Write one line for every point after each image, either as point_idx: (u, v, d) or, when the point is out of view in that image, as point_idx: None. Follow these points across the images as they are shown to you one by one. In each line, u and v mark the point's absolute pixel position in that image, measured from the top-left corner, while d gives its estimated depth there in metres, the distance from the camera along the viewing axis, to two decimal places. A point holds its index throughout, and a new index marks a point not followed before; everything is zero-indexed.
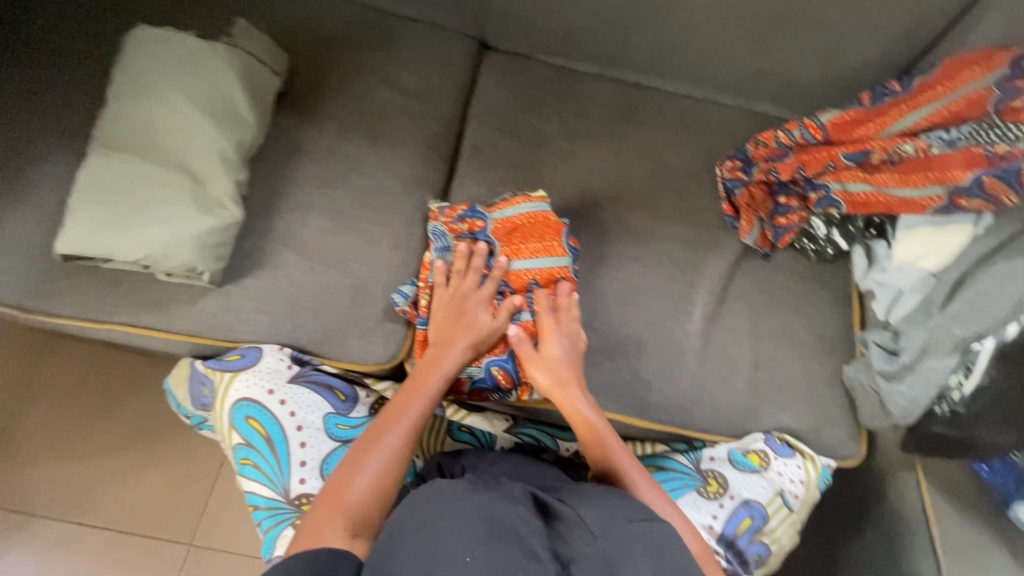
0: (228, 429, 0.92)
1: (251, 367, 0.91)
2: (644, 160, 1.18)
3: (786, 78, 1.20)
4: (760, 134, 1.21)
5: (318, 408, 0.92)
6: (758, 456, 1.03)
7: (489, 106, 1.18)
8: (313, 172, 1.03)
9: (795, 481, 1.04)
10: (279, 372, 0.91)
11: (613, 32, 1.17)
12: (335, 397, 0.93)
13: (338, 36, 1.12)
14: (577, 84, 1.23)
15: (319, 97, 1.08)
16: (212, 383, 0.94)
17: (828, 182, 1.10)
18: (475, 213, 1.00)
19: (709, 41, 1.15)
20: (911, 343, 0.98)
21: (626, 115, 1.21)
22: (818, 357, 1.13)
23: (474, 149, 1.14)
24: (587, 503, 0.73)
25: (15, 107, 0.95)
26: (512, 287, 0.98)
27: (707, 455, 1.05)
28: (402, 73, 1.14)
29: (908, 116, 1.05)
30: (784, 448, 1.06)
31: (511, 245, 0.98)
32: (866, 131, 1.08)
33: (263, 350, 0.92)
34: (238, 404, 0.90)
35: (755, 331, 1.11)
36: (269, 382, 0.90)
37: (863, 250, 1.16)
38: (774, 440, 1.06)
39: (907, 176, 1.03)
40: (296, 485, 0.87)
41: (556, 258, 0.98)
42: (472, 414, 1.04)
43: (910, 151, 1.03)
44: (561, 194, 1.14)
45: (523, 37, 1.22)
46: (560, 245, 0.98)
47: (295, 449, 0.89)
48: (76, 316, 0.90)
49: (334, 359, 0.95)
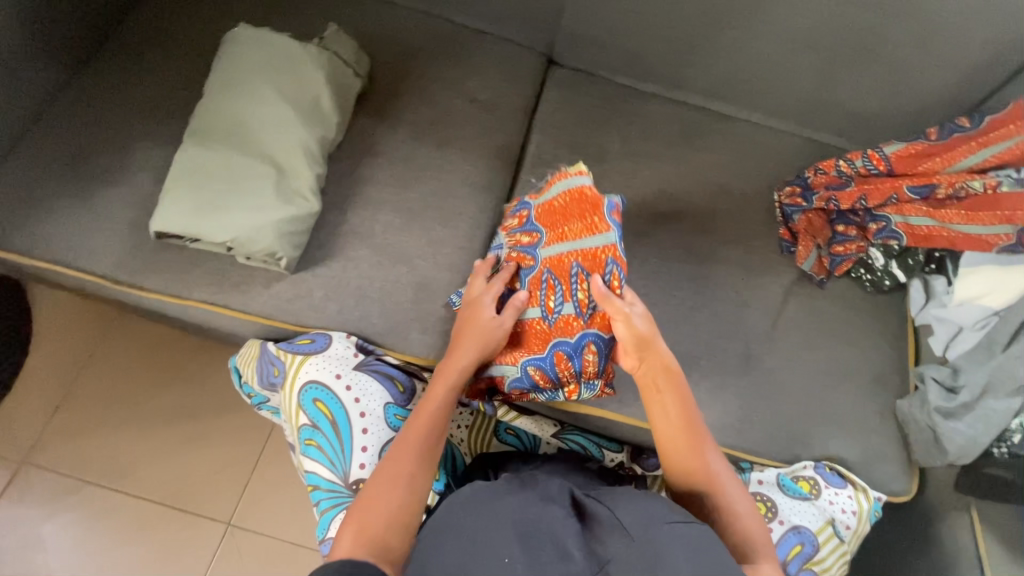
0: (295, 410, 0.95)
1: (321, 352, 0.95)
2: (702, 181, 1.20)
3: (849, 109, 1.21)
4: (820, 162, 1.21)
5: (379, 397, 0.94)
6: (808, 483, 1.02)
7: (554, 119, 1.21)
8: (386, 173, 1.08)
9: (846, 511, 1.02)
10: (347, 359, 0.95)
11: (680, 55, 1.20)
12: (395, 388, 0.95)
13: (417, 46, 1.18)
14: (640, 102, 1.26)
15: (396, 102, 1.13)
16: (282, 364, 0.96)
17: (889, 215, 1.10)
18: (525, 207, 1.00)
19: (774, 70, 1.18)
20: (973, 381, 1.00)
21: (686, 136, 1.24)
22: (871, 389, 1.11)
23: (537, 160, 1.17)
24: (622, 501, 0.69)
25: (126, 95, 1.03)
26: (555, 273, 0.91)
27: (756, 478, 1.03)
28: (474, 84, 1.19)
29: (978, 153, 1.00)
30: (835, 477, 1.04)
31: (554, 231, 0.92)
32: (932, 166, 1.04)
33: (332, 336, 0.96)
34: (306, 387, 0.94)
35: (807, 357, 1.11)
36: (337, 368, 0.94)
37: (920, 284, 1.16)
38: (825, 469, 1.05)
39: (973, 214, 1.01)
40: (355, 470, 0.91)
41: (599, 236, 0.88)
42: (521, 416, 1.05)
43: (979, 188, 0.99)
44: (619, 209, 1.16)
45: (590, 55, 1.25)
46: (603, 220, 0.88)
47: (357, 435, 0.92)
48: (160, 290, 0.95)
49: (397, 350, 0.98)
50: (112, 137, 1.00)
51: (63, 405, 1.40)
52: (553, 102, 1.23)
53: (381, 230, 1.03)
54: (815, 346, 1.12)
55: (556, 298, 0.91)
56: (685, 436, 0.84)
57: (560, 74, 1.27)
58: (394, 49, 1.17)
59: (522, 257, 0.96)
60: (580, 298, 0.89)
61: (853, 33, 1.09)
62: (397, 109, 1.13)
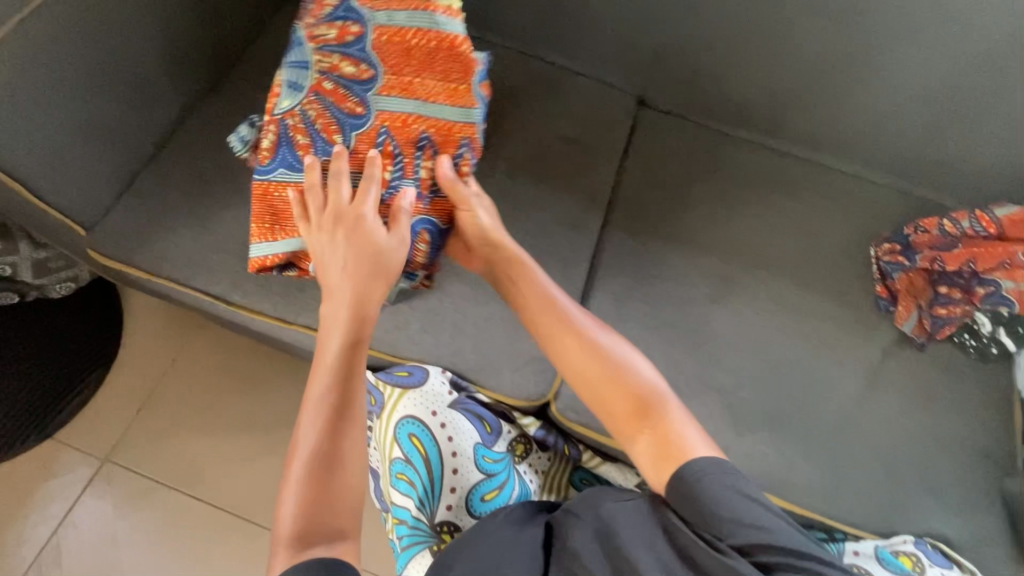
0: (387, 439, 0.97)
1: (419, 387, 0.95)
2: (797, 231, 1.18)
3: (957, 166, 1.17)
4: (920, 219, 1.17)
5: (470, 437, 0.96)
6: (910, 559, 0.97)
7: (646, 162, 1.22)
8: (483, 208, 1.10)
9: None
10: (443, 396, 0.96)
11: (779, 105, 1.20)
12: (483, 428, 0.97)
13: (516, 87, 1.22)
14: (733, 148, 1.25)
15: (496, 141, 1.17)
16: (379, 394, 0.98)
17: (1000, 279, 1.05)
18: (346, 23, 0.88)
19: (878, 124, 1.16)
20: None
21: (781, 185, 1.22)
22: (977, 464, 1.05)
23: (628, 202, 1.18)
24: (593, 505, 0.80)
25: (248, 123, 1.09)
26: (399, 140, 0.88)
27: (851, 549, 0.99)
28: (569, 125, 1.21)
29: None
30: (938, 556, 0.98)
31: (401, 77, 0.88)
32: None
33: (429, 371, 0.97)
34: (402, 420, 0.95)
35: (909, 424, 1.05)
36: (433, 405, 0.95)
37: None
38: (926, 545, 0.99)
39: None
40: (442, 510, 0.92)
41: (458, 112, 0.90)
42: (605, 462, 1.03)
43: None
44: (710, 257, 1.14)
45: (685, 100, 1.26)
46: (467, 90, 0.89)
47: (448, 475, 0.93)
48: (269, 312, 0.99)
49: (490, 390, 0.97)
50: (230, 162, 1.06)
51: (145, 406, 1.46)
52: (645, 145, 1.24)
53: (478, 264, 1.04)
54: (916, 412, 1.06)
55: (395, 170, 0.88)
56: (612, 384, 0.79)
57: (651, 117, 1.27)
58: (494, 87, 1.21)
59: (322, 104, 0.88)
60: (412, 168, 0.89)
61: (968, 93, 1.06)
62: (495, 146, 1.16)
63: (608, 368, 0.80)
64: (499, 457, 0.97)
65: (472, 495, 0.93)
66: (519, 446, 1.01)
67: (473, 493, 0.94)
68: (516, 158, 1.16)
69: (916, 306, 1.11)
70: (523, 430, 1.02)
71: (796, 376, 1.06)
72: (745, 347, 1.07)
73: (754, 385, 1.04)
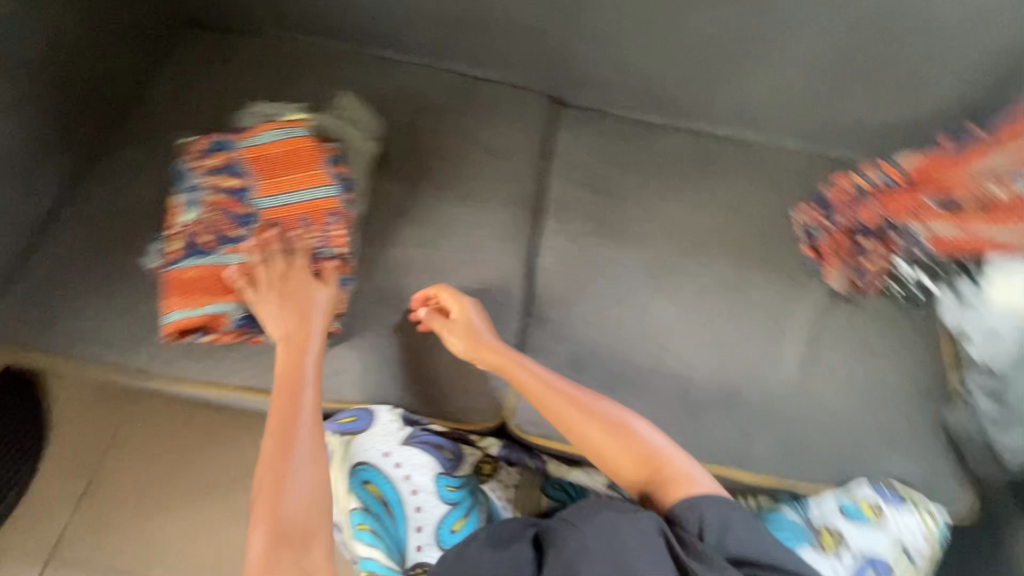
0: (344, 491, 0.95)
1: (366, 430, 0.94)
2: (723, 208, 1.20)
3: (860, 124, 1.22)
4: (835, 176, 1.24)
5: (429, 469, 0.95)
6: (871, 507, 0.99)
7: (569, 162, 1.22)
8: (406, 233, 1.07)
9: (913, 533, 0.99)
10: (393, 435, 0.94)
11: (688, 87, 1.22)
12: (443, 456, 0.96)
13: (428, 102, 1.19)
14: (653, 135, 1.26)
15: (415, 161, 1.14)
16: (326, 445, 0.96)
17: (911, 225, 1.10)
18: (224, 146, 0.97)
19: (782, 93, 1.20)
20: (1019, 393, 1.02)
21: (702, 165, 1.24)
22: (920, 403, 1.09)
23: (557, 204, 1.17)
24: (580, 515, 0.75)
25: (145, 179, 1.03)
26: (291, 222, 0.95)
27: (818, 508, 1.00)
28: (487, 135, 1.20)
29: (994, 159, 1.06)
30: (895, 498, 1.00)
31: (270, 178, 0.96)
32: (949, 175, 1.10)
33: (375, 412, 0.94)
34: (356, 467, 0.95)
35: (853, 376, 1.09)
36: (385, 445, 0.94)
37: (949, 289, 1.11)
38: (884, 489, 1.01)
39: (996, 218, 1.03)
40: (413, 551, 0.92)
41: (320, 187, 0.96)
42: (574, 469, 1.02)
43: (999, 194, 1.03)
44: (644, 246, 1.15)
45: (599, 94, 1.26)
46: (321, 172, 0.96)
47: (412, 513, 0.93)
48: (196, 378, 0.94)
49: (442, 418, 0.96)
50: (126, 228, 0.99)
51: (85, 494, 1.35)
52: (566, 144, 1.23)
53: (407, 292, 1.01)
54: (855, 363, 1.10)
55: (311, 240, 0.94)
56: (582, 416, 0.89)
57: (569, 115, 1.27)
58: (403, 106, 1.18)
59: (228, 200, 0.94)
60: (332, 234, 0.95)
61: (858, 54, 1.11)
62: (412, 167, 1.13)
63: (582, 415, 0.89)
64: (462, 483, 0.96)
65: (440, 530, 0.92)
66: (488, 466, 0.99)
67: (440, 528, 0.92)
68: (434, 177, 1.13)
69: (842, 263, 1.15)
70: (487, 451, 1.00)
71: (739, 349, 1.08)
72: (691, 329, 1.09)
73: (704, 365, 1.06)
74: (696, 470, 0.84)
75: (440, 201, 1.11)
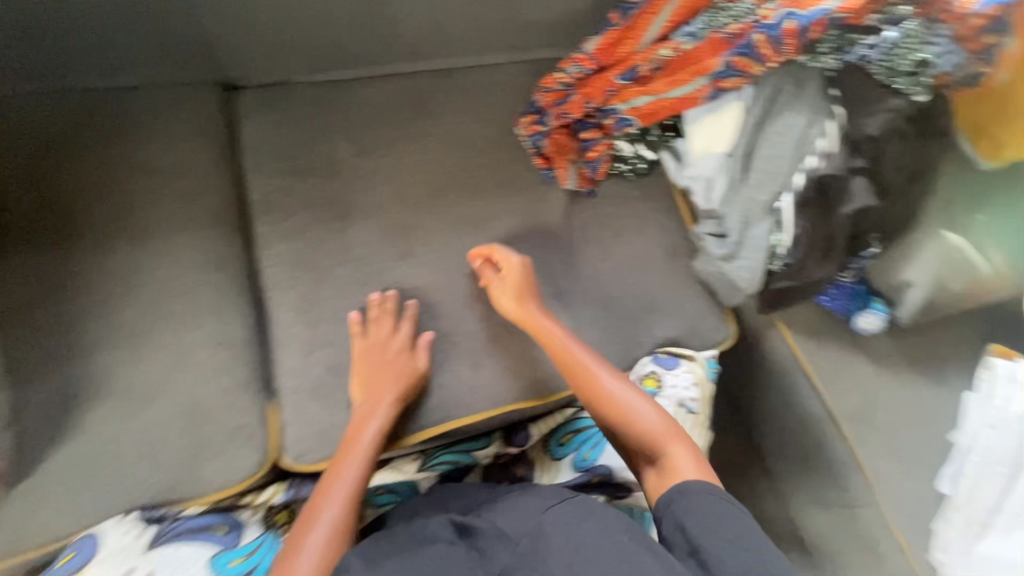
0: None
1: (94, 558, 0.87)
2: (446, 149, 1.13)
3: (549, 20, 1.14)
4: (541, 82, 1.19)
5: (198, 556, 0.92)
6: (652, 380, 1.15)
7: (242, 154, 1.06)
8: (79, 317, 0.92)
9: (687, 387, 1.16)
10: (133, 547, 0.89)
11: (356, 27, 1.04)
12: (215, 535, 0.95)
13: (51, 141, 0.95)
14: (347, 91, 1.11)
15: (68, 216, 0.94)
16: None
17: (616, 106, 1.09)
18: None
19: (460, 9, 1.06)
20: (734, 223, 1.04)
21: (411, 108, 1.13)
22: (671, 266, 1.18)
23: (263, 205, 1.03)
24: (504, 513, 0.80)
25: None
26: None
27: None
28: (119, 161, 0.98)
29: (653, 24, 1.03)
30: (670, 361, 1.17)
31: None
32: (626, 48, 1.06)
33: (98, 535, 0.89)
34: None
35: (608, 269, 1.15)
36: (123, 564, 0.87)
37: (669, 153, 1.16)
38: (660, 357, 1.16)
39: (674, 78, 1.03)
40: None
41: None
42: (380, 471, 1.07)
43: (667, 54, 1.03)
44: (373, 217, 1.07)
45: (261, 59, 1.04)
46: None
47: None
48: None
49: (193, 499, 0.94)
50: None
51: None
52: (231, 132, 1.06)
53: (116, 379, 0.92)
54: (600, 257, 1.16)
55: None
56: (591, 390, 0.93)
57: (216, 95, 1.06)
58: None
59: None
60: None
61: None
62: (44, 235, 0.93)
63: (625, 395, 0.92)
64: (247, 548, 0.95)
65: None
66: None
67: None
68: (77, 235, 0.94)
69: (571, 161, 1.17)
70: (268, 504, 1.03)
71: (491, 287, 1.06)
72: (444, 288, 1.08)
73: (468, 313, 1.07)
74: (678, 447, 0.86)
75: (102, 258, 0.94)
